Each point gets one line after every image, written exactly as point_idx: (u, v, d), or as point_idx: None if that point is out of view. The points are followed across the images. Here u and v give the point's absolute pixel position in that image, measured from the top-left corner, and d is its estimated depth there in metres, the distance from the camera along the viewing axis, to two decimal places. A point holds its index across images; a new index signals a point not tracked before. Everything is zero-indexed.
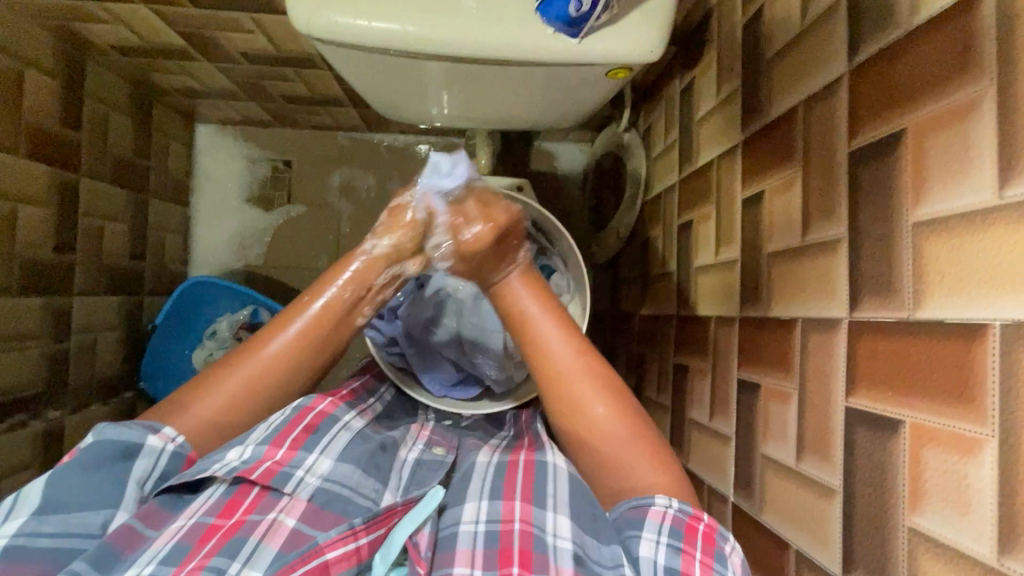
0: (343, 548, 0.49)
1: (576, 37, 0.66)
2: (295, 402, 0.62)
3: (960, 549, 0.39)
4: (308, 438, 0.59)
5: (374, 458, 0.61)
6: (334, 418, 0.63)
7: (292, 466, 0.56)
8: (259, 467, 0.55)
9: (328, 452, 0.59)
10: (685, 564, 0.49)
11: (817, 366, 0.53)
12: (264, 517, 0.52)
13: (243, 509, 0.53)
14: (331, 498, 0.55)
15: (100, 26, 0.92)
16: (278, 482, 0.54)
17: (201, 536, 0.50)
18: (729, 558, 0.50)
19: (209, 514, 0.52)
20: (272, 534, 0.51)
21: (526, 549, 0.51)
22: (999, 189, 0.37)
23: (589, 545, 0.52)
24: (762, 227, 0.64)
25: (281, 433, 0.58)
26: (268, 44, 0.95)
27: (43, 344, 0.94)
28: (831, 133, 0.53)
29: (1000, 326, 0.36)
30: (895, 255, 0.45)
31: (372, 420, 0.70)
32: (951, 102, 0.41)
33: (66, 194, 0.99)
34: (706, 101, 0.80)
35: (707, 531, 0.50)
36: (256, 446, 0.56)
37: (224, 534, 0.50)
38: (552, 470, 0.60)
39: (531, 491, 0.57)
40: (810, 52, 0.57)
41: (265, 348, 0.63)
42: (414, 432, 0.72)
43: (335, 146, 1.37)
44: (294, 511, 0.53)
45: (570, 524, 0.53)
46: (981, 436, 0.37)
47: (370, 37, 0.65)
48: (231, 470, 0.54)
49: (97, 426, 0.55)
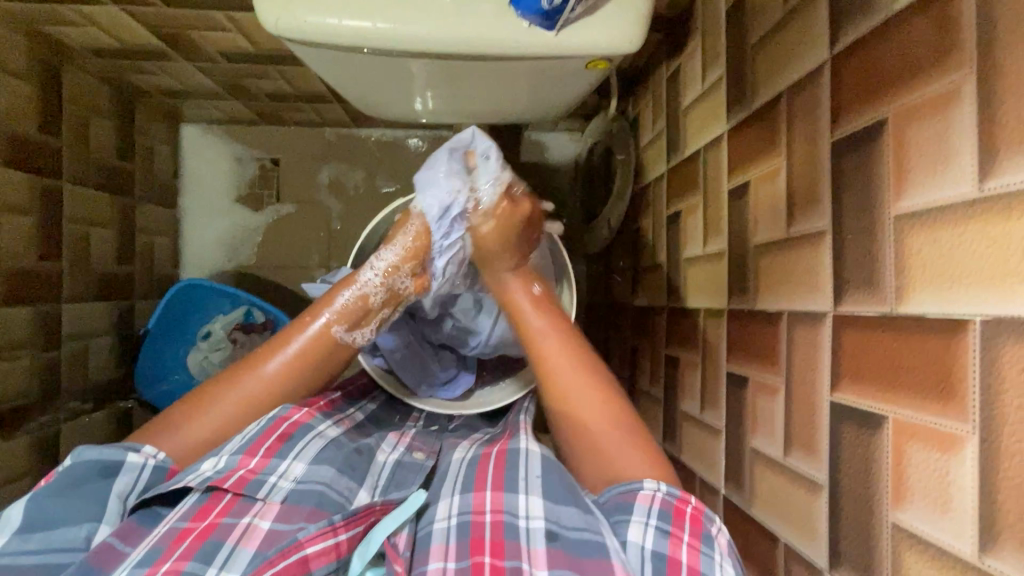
0: (322, 543, 0.46)
1: (553, 29, 0.62)
2: (272, 411, 0.59)
3: (944, 547, 0.36)
4: (282, 445, 0.56)
5: (349, 458, 0.59)
6: (310, 425, 0.60)
7: (265, 474, 0.54)
8: (231, 475, 0.52)
9: (302, 456, 0.56)
10: (673, 547, 0.46)
11: (803, 362, 0.51)
12: (238, 520, 0.49)
13: (216, 513, 0.50)
14: (305, 496, 0.52)
15: (73, 29, 0.90)
16: (251, 488, 0.52)
17: (174, 538, 0.47)
18: (716, 539, 0.48)
19: (183, 519, 0.49)
20: (248, 538, 0.48)
21: (499, 540, 0.49)
22: (980, 180, 0.35)
23: (564, 518, 0.50)
24: (748, 218, 0.62)
25: (255, 441, 0.56)
26: (246, 41, 0.92)
27: (33, 353, 0.92)
28: (814, 120, 0.51)
29: (981, 322, 0.34)
30: (877, 245, 0.42)
31: (351, 429, 0.66)
32: (932, 90, 0.38)
33: (50, 201, 0.97)
34: (692, 90, 0.78)
35: (694, 513, 0.48)
36: (229, 456, 0.54)
37: (198, 535, 0.47)
38: (524, 455, 0.58)
39: (502, 480, 0.55)
40: (793, 40, 0.55)
41: (259, 367, 0.61)
42: (393, 437, 0.68)
43: (322, 142, 1.35)
44: (268, 513, 0.50)
45: (542, 504, 0.51)
46: (962, 431, 0.35)
47: (342, 37, 0.61)
48: (204, 480, 0.52)
49: (75, 450, 0.53)
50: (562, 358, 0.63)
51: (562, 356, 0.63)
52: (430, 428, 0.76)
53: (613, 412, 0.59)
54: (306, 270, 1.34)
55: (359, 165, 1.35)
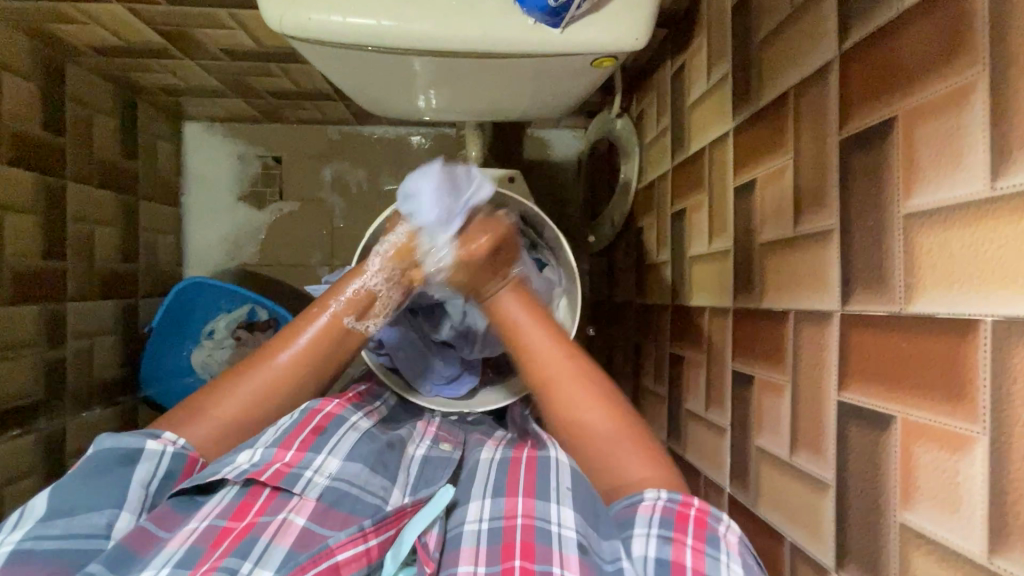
0: (354, 549, 0.47)
1: (558, 27, 0.61)
2: (302, 405, 0.60)
3: (953, 547, 0.36)
4: (316, 438, 0.56)
5: (382, 456, 0.59)
6: (343, 418, 0.60)
7: (301, 467, 0.54)
8: (268, 469, 0.52)
9: (336, 451, 0.56)
10: (676, 553, 0.45)
11: (810, 361, 0.51)
12: (274, 518, 0.49)
13: (255, 511, 0.50)
14: (340, 496, 0.53)
15: (75, 27, 0.89)
16: (288, 483, 0.52)
17: (213, 539, 0.47)
18: (724, 539, 0.45)
19: (220, 517, 0.49)
20: (283, 534, 0.48)
21: (530, 544, 0.49)
22: (991, 179, 0.34)
23: (596, 534, 0.50)
24: (755, 217, 0.62)
25: (290, 434, 0.56)
26: (249, 39, 0.92)
27: (39, 351, 0.93)
28: (822, 118, 0.50)
29: (991, 322, 0.34)
30: (886, 244, 0.42)
31: (379, 421, 0.66)
32: (941, 90, 0.38)
33: (53, 199, 0.97)
34: (697, 86, 0.78)
35: (698, 516, 0.47)
36: (265, 449, 0.54)
37: (235, 537, 0.47)
38: (554, 464, 0.59)
39: (534, 486, 0.56)
40: (801, 37, 0.54)
41: (273, 358, 0.61)
42: (421, 428, 0.69)
43: (324, 140, 1.35)
44: (304, 510, 0.50)
45: (575, 515, 0.51)
46: (972, 433, 0.35)
47: (346, 36, 0.60)
48: (241, 472, 0.52)
49: (96, 437, 0.51)
50: (565, 367, 0.62)
51: (565, 363, 0.63)
52: (450, 417, 0.77)
53: (618, 423, 0.58)
54: (309, 268, 1.34)
55: (362, 163, 1.35)
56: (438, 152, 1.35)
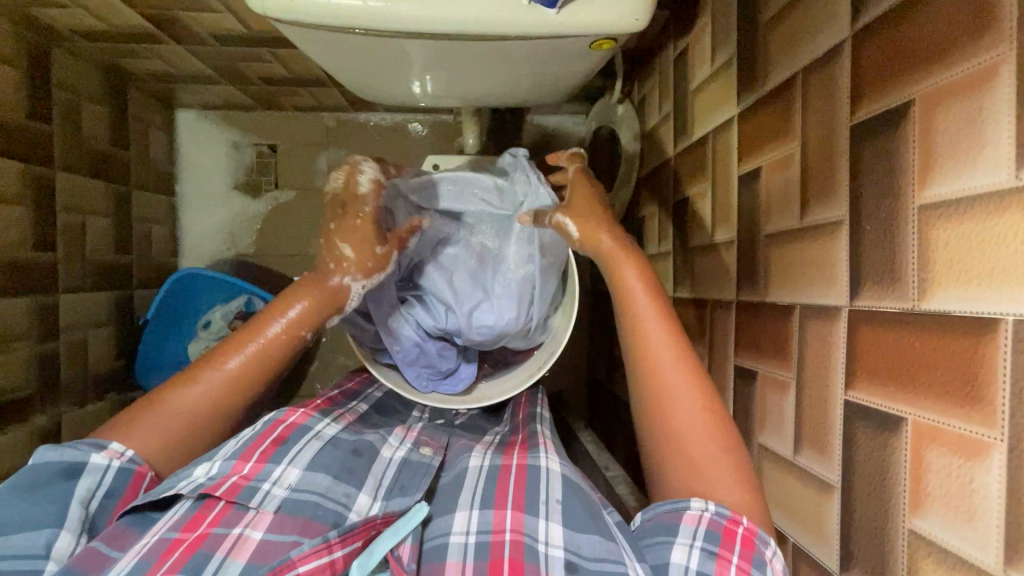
0: (317, 561, 0.45)
1: (554, 7, 0.58)
2: (267, 415, 0.59)
3: (965, 556, 0.35)
4: (276, 449, 0.55)
5: (347, 462, 0.57)
6: (306, 428, 0.59)
7: (259, 480, 0.52)
8: (225, 482, 0.51)
9: (297, 461, 0.55)
10: (719, 569, 0.45)
11: (815, 359, 0.49)
12: (229, 531, 0.48)
13: (208, 523, 0.48)
14: (299, 506, 0.51)
15: (59, 12, 0.86)
16: (244, 496, 0.50)
17: (164, 550, 0.45)
18: (770, 565, 0.45)
19: (173, 529, 0.47)
20: (239, 550, 0.46)
21: (518, 559, 0.47)
22: (1016, 168, 0.32)
23: (584, 548, 0.48)
24: (760, 207, 0.60)
25: (250, 446, 0.55)
26: (238, 23, 0.89)
27: (31, 344, 0.92)
28: (832, 104, 0.48)
29: (1014, 320, 0.32)
30: (898, 237, 0.40)
31: (353, 423, 0.65)
32: (965, 70, 0.35)
33: (43, 190, 0.95)
34: (700, 71, 0.75)
35: (746, 535, 0.46)
36: (222, 461, 0.53)
37: (188, 548, 0.45)
38: (545, 474, 0.55)
39: (523, 498, 0.53)
40: (810, 17, 0.52)
41: None
42: (401, 432, 0.65)
43: (320, 127, 1.32)
44: (261, 523, 0.49)
45: (562, 531, 0.50)
46: (991, 439, 0.33)
47: (332, 18, 0.58)
48: (197, 487, 0.51)
49: (34, 451, 0.50)
50: (664, 345, 0.57)
51: (667, 346, 0.57)
52: (436, 421, 0.73)
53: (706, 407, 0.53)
54: (307, 259, 1.32)
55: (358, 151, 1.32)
56: (436, 140, 1.32)
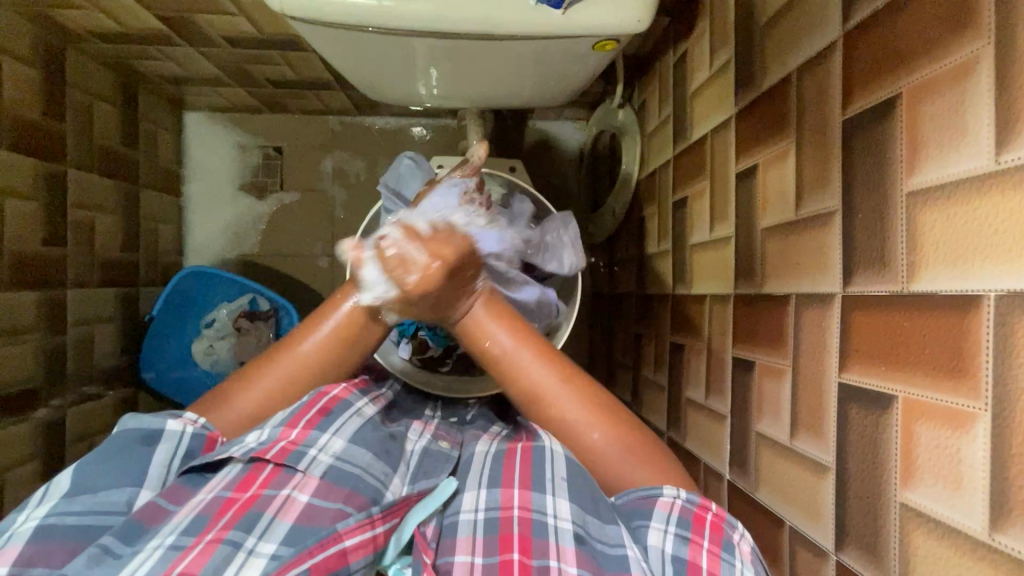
0: (361, 536, 0.46)
1: (560, 8, 0.61)
2: (314, 388, 0.59)
3: (952, 524, 0.36)
4: (321, 419, 0.56)
5: (384, 444, 0.58)
6: (348, 403, 0.59)
7: (305, 446, 0.53)
8: (274, 446, 0.52)
9: (341, 433, 0.56)
10: (693, 553, 0.46)
11: (810, 345, 0.51)
12: (278, 492, 0.49)
13: (258, 484, 0.50)
14: (343, 476, 0.52)
15: (77, 13, 0.89)
16: (293, 460, 0.52)
17: (218, 509, 0.47)
18: (738, 546, 0.47)
19: (226, 489, 0.50)
20: (286, 510, 0.48)
21: (527, 535, 0.49)
22: (996, 152, 0.34)
23: (591, 524, 0.50)
24: (756, 202, 0.62)
25: (296, 415, 0.55)
26: (250, 26, 0.91)
27: (40, 337, 0.93)
28: (825, 100, 0.50)
29: (995, 297, 0.34)
30: (889, 222, 0.42)
31: (382, 410, 0.66)
32: (950, 63, 0.37)
33: (55, 186, 0.97)
34: (700, 73, 0.77)
35: (716, 520, 0.48)
36: (272, 428, 0.54)
37: (239, 508, 0.48)
38: (549, 454, 0.55)
39: (529, 476, 0.54)
40: (803, 20, 0.54)
41: (297, 346, 0.60)
42: (419, 426, 0.66)
43: (325, 130, 1.34)
44: (307, 487, 0.50)
45: (570, 506, 0.50)
46: (975, 409, 0.35)
47: (347, 14, 0.60)
48: (248, 451, 0.52)
49: (120, 420, 0.54)
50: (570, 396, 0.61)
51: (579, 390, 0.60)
52: (449, 420, 0.73)
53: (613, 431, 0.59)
54: (310, 259, 1.34)
55: (363, 154, 1.34)
56: (439, 144, 1.35)
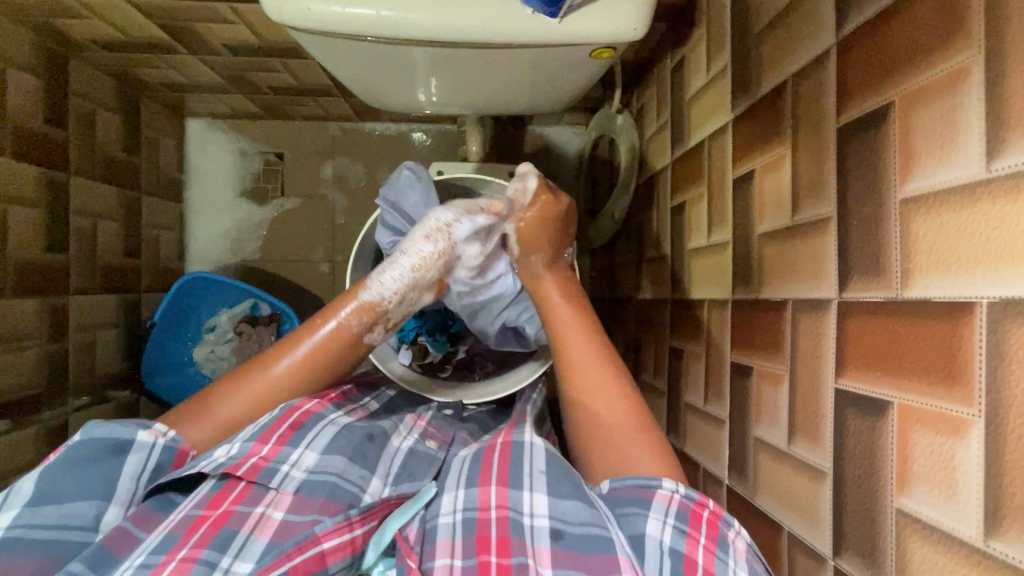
0: (339, 538, 0.47)
1: (556, 16, 0.61)
2: (285, 402, 0.60)
3: (948, 530, 0.36)
4: (293, 433, 0.56)
5: (361, 445, 0.59)
6: (322, 415, 0.59)
7: (278, 461, 0.54)
8: (244, 462, 0.53)
9: (313, 444, 0.56)
10: (690, 548, 0.46)
11: (808, 351, 0.51)
12: (252, 509, 0.51)
13: (230, 501, 0.51)
14: (319, 485, 0.53)
15: (80, 23, 0.90)
16: (264, 477, 0.53)
17: (189, 526, 0.48)
18: (732, 543, 0.47)
19: (197, 507, 0.50)
20: (262, 527, 0.50)
21: (504, 537, 0.49)
22: (987, 161, 0.34)
23: (570, 514, 0.49)
24: (753, 208, 0.62)
25: (267, 429, 0.56)
26: (251, 34, 0.92)
27: (42, 344, 0.93)
28: (820, 107, 0.50)
29: (987, 304, 0.34)
30: (884, 229, 0.42)
31: (364, 417, 0.65)
32: (941, 72, 0.37)
33: (58, 194, 0.97)
34: (697, 79, 0.78)
35: (711, 517, 0.48)
36: (242, 443, 0.54)
37: (212, 525, 0.49)
38: (528, 450, 0.57)
39: (507, 475, 0.54)
40: (798, 28, 0.54)
41: (270, 367, 0.61)
42: (410, 420, 0.67)
43: (326, 136, 1.35)
44: (282, 504, 0.52)
45: (546, 502, 0.51)
46: (969, 415, 0.35)
47: (345, 24, 0.61)
48: (218, 467, 0.53)
49: (85, 425, 0.53)
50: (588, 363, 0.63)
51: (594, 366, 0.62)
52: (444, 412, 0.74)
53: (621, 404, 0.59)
54: (311, 264, 1.34)
55: (363, 159, 1.35)
56: (439, 149, 1.35)
